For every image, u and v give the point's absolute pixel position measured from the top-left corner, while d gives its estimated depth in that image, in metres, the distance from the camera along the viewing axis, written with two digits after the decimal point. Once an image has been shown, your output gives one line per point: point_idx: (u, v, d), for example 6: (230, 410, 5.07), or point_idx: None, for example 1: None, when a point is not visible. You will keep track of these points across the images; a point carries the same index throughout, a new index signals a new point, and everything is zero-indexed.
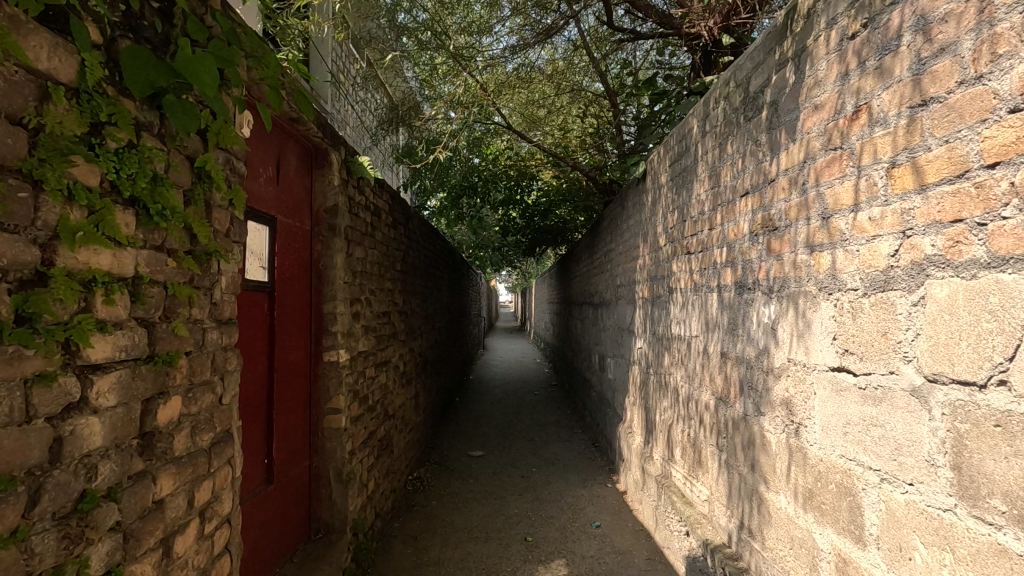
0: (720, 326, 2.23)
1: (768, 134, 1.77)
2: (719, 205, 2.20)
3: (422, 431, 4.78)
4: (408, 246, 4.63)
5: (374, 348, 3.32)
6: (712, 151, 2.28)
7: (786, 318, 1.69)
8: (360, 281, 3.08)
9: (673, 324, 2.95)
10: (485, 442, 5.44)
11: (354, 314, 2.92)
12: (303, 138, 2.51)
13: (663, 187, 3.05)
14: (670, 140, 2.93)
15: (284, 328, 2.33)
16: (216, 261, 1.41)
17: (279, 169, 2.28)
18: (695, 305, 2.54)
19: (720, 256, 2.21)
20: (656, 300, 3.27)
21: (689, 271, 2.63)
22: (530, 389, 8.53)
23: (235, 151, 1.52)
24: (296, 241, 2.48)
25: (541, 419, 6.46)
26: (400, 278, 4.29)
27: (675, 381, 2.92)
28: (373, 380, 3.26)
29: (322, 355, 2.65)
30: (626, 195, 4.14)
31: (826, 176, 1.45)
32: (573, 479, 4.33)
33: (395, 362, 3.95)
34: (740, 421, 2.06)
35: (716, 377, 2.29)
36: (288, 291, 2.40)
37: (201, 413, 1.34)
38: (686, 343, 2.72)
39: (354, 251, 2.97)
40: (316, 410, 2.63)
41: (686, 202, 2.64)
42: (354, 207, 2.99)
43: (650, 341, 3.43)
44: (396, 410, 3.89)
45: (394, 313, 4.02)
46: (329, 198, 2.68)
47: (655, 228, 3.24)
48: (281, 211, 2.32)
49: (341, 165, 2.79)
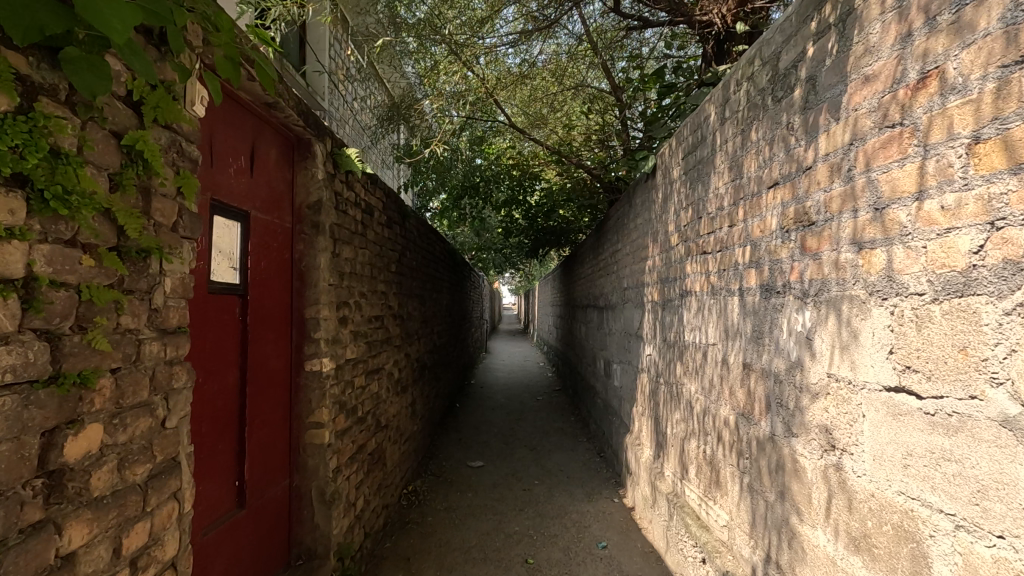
0: (742, 335, 2.01)
1: (802, 114, 1.55)
2: (741, 199, 1.98)
3: (419, 440, 4.56)
4: (404, 247, 4.41)
5: (364, 356, 3.10)
6: (733, 140, 2.05)
7: (825, 327, 1.47)
8: (348, 283, 2.87)
9: (685, 331, 2.72)
10: (485, 451, 5.21)
11: (342, 319, 2.70)
12: (283, 126, 2.30)
13: (675, 182, 2.82)
14: (683, 130, 2.71)
15: (258, 336, 2.12)
16: (157, 260, 1.19)
17: (252, 160, 2.07)
18: (713, 310, 2.32)
19: (742, 256, 1.98)
20: (666, 305, 3.05)
21: (705, 272, 2.40)
22: (533, 395, 8.29)
23: (185, 132, 1.31)
24: (274, 240, 2.26)
25: (544, 426, 6.23)
26: (395, 280, 4.07)
27: (688, 393, 2.70)
28: (363, 389, 3.04)
29: (303, 364, 2.43)
30: (634, 193, 3.92)
31: (880, 160, 1.22)
32: (577, 492, 4.10)
33: (389, 370, 3.73)
34: (766, 441, 1.84)
35: (737, 390, 2.07)
36: (264, 294, 2.18)
37: (133, 442, 1.12)
38: (701, 351, 2.49)
39: (341, 250, 2.76)
40: (297, 424, 2.41)
41: (702, 197, 2.41)
42: (341, 204, 2.78)
43: (660, 348, 3.20)
44: (390, 420, 3.67)
45: (388, 318, 3.80)
46: (312, 193, 2.46)
47: (666, 227, 3.01)
48: (255, 206, 2.11)
49: (326, 157, 2.58)
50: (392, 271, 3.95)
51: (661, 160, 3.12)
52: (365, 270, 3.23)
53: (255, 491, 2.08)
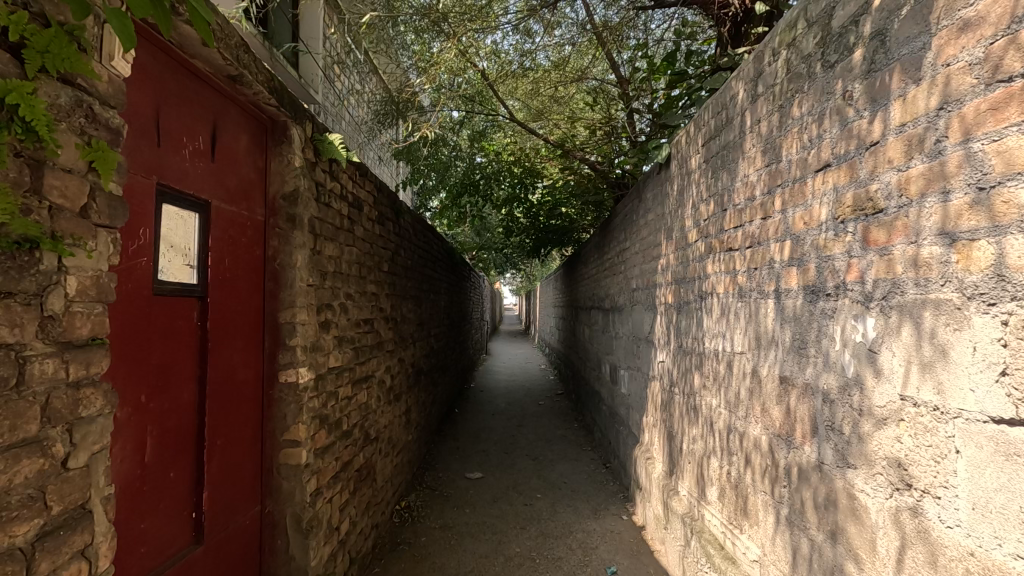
0: (780, 344, 1.74)
1: (866, 79, 1.28)
2: (778, 186, 1.71)
3: (413, 451, 4.30)
4: (397, 245, 4.14)
5: (351, 364, 2.83)
6: (767, 119, 1.79)
7: (897, 338, 1.20)
8: (331, 284, 2.60)
9: (705, 337, 2.45)
10: (484, 461, 4.94)
11: (323, 323, 2.43)
12: (253, 106, 2.03)
13: (694, 172, 2.55)
14: (703, 114, 2.44)
15: (221, 344, 1.85)
16: (51, 254, 0.92)
17: (213, 141, 1.80)
18: (741, 315, 2.05)
19: (780, 253, 1.71)
20: (682, 308, 2.77)
21: (730, 272, 2.14)
22: (535, 399, 8.01)
23: (100, 93, 1.05)
24: (242, 234, 1.99)
25: (546, 434, 5.96)
26: (387, 281, 3.80)
27: (709, 407, 2.42)
28: (349, 401, 2.78)
29: (277, 374, 2.16)
30: (644, 187, 3.64)
31: (987, 125, 0.95)
32: (583, 508, 3.82)
33: (380, 376, 3.47)
34: (811, 470, 1.57)
35: (772, 408, 1.80)
36: (229, 296, 1.91)
37: (11, 494, 0.85)
38: (725, 360, 2.22)
39: (322, 247, 2.49)
40: (270, 442, 2.14)
41: (727, 187, 2.14)
42: (323, 196, 2.51)
43: (674, 355, 2.93)
44: (380, 431, 3.40)
45: (379, 322, 3.53)
46: (288, 182, 2.19)
47: (682, 222, 2.75)
48: (218, 194, 1.84)
49: (306, 143, 2.31)
50: (383, 269, 3.67)
51: (676, 149, 2.85)
52: (352, 270, 2.96)
53: (218, 522, 1.81)
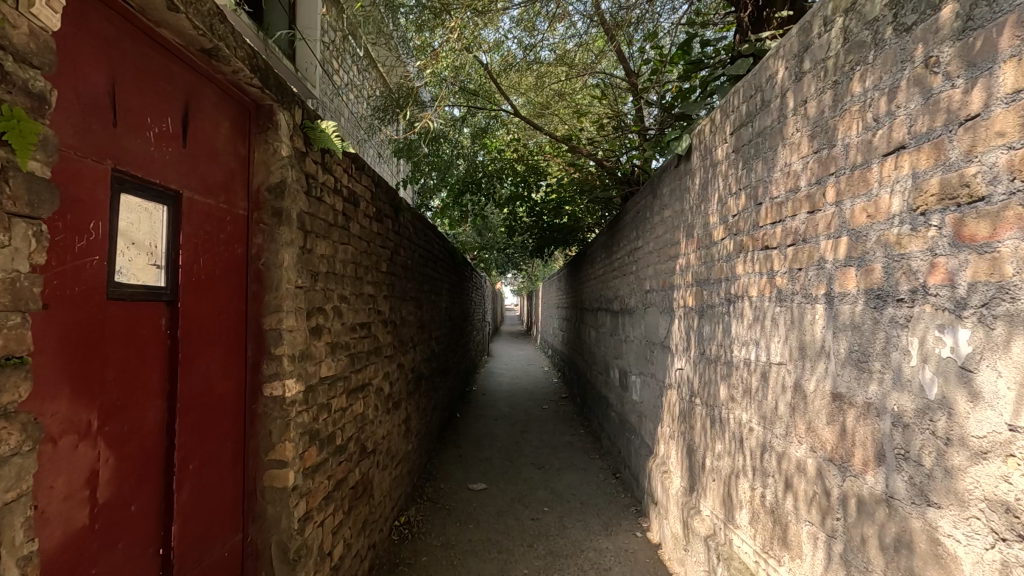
0: (832, 356, 1.51)
1: (962, 38, 1.05)
2: (832, 175, 1.49)
3: (413, 461, 4.08)
4: (396, 244, 3.92)
5: (345, 372, 2.62)
6: (816, 98, 1.56)
7: (1006, 355, 0.98)
8: (323, 286, 2.38)
9: (734, 344, 2.23)
10: (487, 471, 4.72)
11: (313, 329, 2.21)
12: (233, 86, 1.81)
13: (720, 163, 2.33)
14: (732, 99, 2.22)
15: (195, 354, 1.63)
16: None
17: (185, 124, 1.58)
18: (780, 322, 1.83)
19: (833, 251, 1.49)
20: (706, 312, 2.55)
21: (766, 273, 1.91)
22: (538, 403, 7.77)
23: (13, 48, 0.88)
24: (221, 230, 1.78)
25: (551, 441, 5.74)
26: (386, 282, 3.58)
27: (737, 421, 2.20)
28: (343, 412, 2.56)
29: (261, 386, 1.94)
30: (659, 182, 3.42)
31: None
32: (593, 524, 3.60)
33: (378, 384, 3.25)
34: (875, 503, 1.35)
35: (820, 428, 1.58)
36: (206, 300, 1.69)
37: None
38: (759, 371, 2.00)
39: (313, 246, 2.27)
40: (253, 463, 1.92)
41: (763, 178, 1.92)
42: (313, 190, 2.29)
43: (695, 363, 2.71)
44: (378, 443, 3.19)
45: (377, 326, 3.31)
46: (274, 173, 1.97)
47: (705, 219, 2.52)
48: (192, 185, 1.62)
49: (294, 131, 2.09)
50: (381, 270, 3.46)
51: (699, 140, 2.62)
52: (347, 271, 2.74)
53: (190, 558, 1.59)
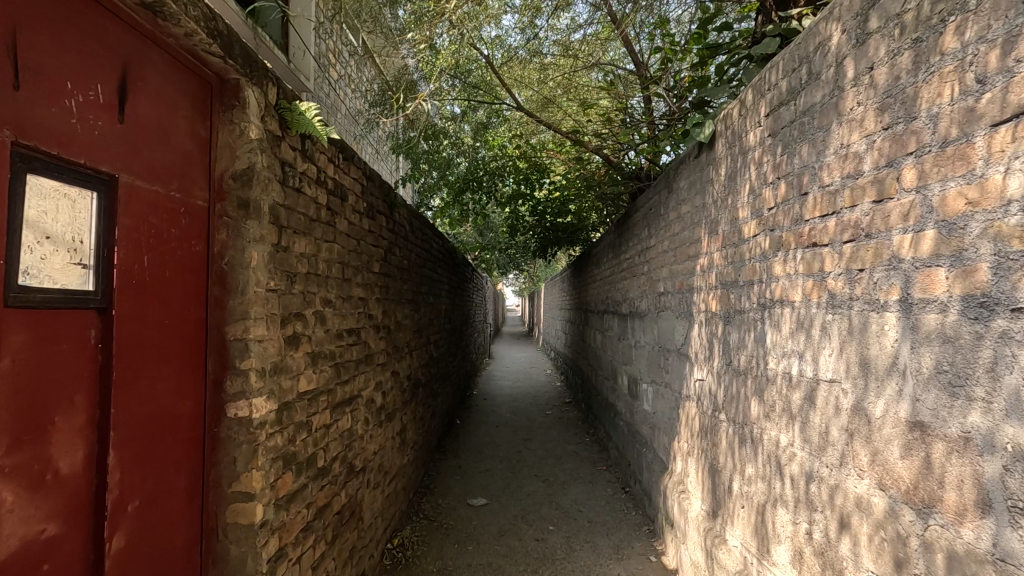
0: (910, 376, 1.24)
1: None
2: (910, 155, 1.22)
3: (408, 475, 3.82)
4: (390, 244, 3.64)
5: (328, 385, 2.34)
6: (887, 63, 1.29)
7: None
8: (301, 289, 2.10)
9: (769, 355, 1.96)
10: (488, 484, 4.45)
11: (288, 338, 1.94)
12: (190, 55, 1.53)
13: (753, 150, 2.05)
14: (769, 76, 1.94)
15: (138, 372, 1.36)
16: None
17: (122, 94, 1.31)
18: (831, 331, 1.55)
19: (912, 249, 1.22)
20: (733, 318, 2.28)
21: (814, 275, 1.64)
22: (541, 408, 7.50)
23: None
24: (175, 223, 1.50)
25: (556, 450, 5.46)
26: (379, 283, 3.32)
27: (774, 444, 1.93)
28: (325, 430, 2.29)
29: (224, 407, 1.66)
30: (675, 176, 3.15)
31: None
32: (602, 546, 3.32)
33: (369, 396, 2.98)
34: (974, 564, 1.07)
35: (891, 463, 1.30)
36: (154, 307, 1.42)
37: None
38: (803, 388, 1.73)
39: (289, 243, 2.00)
40: (215, 496, 1.65)
41: (810, 163, 1.65)
42: (290, 180, 2.02)
43: (720, 374, 2.44)
44: (369, 460, 2.92)
45: (368, 332, 3.04)
46: (240, 158, 1.70)
47: (733, 213, 2.25)
48: (133, 169, 1.35)
49: (266, 111, 1.82)
50: (373, 271, 3.18)
51: (725, 126, 2.35)
52: (332, 272, 2.47)
53: None
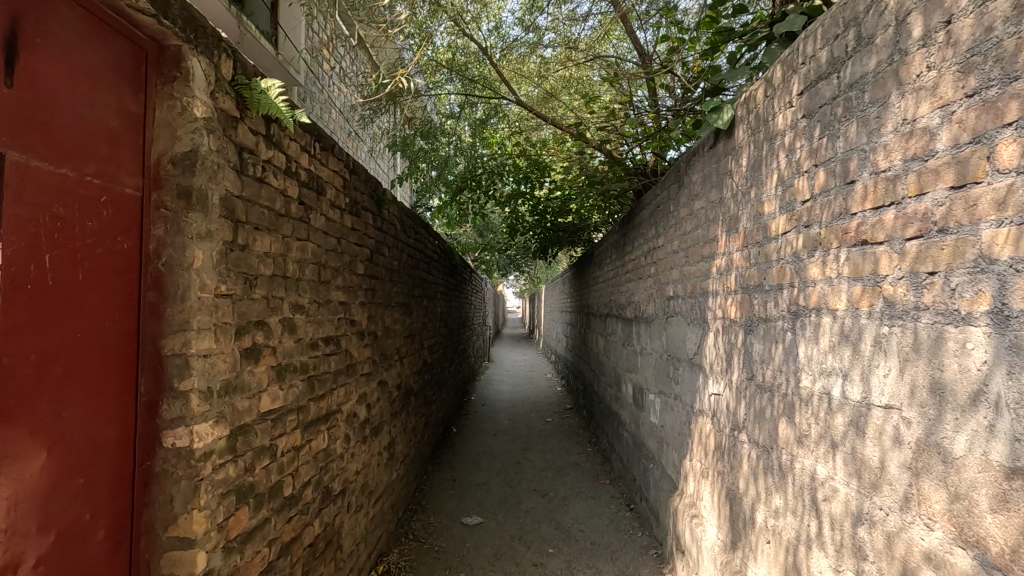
0: (1008, 409, 0.97)
1: None
2: (1009, 126, 0.95)
3: (396, 492, 3.55)
4: (377, 243, 3.38)
5: (298, 402, 2.08)
6: (975, 12, 1.03)
7: None
8: (265, 294, 1.84)
9: (802, 371, 1.69)
10: (483, 499, 4.18)
11: (245, 351, 1.67)
12: (113, 12, 1.27)
13: (783, 135, 1.79)
14: (803, 48, 1.68)
15: (35, 401, 1.09)
16: None
17: (12, 52, 1.05)
18: (887, 347, 1.29)
19: (1011, 247, 0.95)
20: (757, 327, 2.01)
21: (862, 280, 1.38)
22: (541, 415, 7.24)
23: None
24: (93, 215, 1.24)
25: (556, 461, 5.19)
26: (365, 286, 3.07)
27: (809, 475, 1.67)
28: (295, 454, 2.02)
29: (160, 436, 1.39)
30: (686, 170, 2.88)
31: None
32: (606, 572, 3.06)
33: (350, 410, 2.72)
34: None
35: (980, 516, 1.04)
36: (61, 319, 1.15)
37: None
38: (847, 412, 1.47)
39: (248, 241, 1.73)
40: (147, 543, 1.38)
41: (858, 146, 1.39)
42: (251, 168, 1.75)
43: (741, 390, 2.18)
44: (350, 482, 2.65)
45: (351, 340, 2.78)
46: (181, 139, 1.43)
47: (757, 207, 1.99)
48: (30, 147, 1.09)
49: (217, 85, 1.55)
50: (357, 273, 2.92)
51: (747, 110, 2.08)
52: (305, 275, 2.21)
53: None
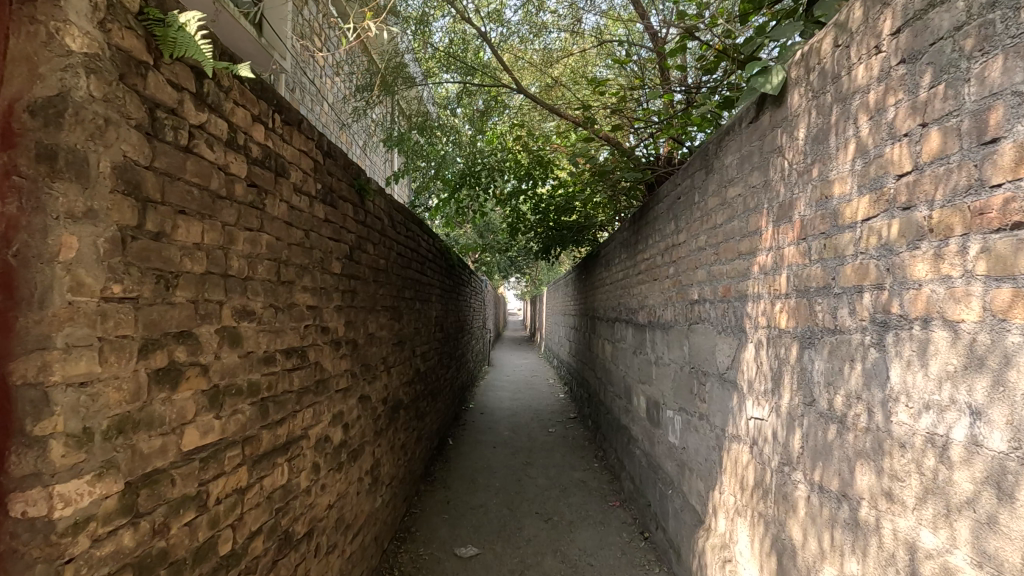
0: None
1: None
2: None
3: (380, 522, 3.13)
4: (358, 239, 2.96)
5: (245, 432, 1.66)
6: None
7: None
8: (193, 296, 1.42)
9: (896, 400, 1.28)
10: (480, 525, 3.77)
11: (155, 375, 1.25)
12: None
13: (864, 92, 1.38)
14: None
15: None
16: None
17: None
18: None
19: None
20: (821, 340, 1.60)
21: (1015, 281, 0.96)
22: (543, 425, 6.82)
23: None
24: None
25: (560, 478, 4.78)
26: (343, 288, 2.67)
27: (906, 542, 1.25)
28: (239, 499, 1.61)
29: (6, 500, 0.96)
30: (717, 153, 2.46)
31: None
32: None
33: (321, 433, 2.31)
34: None
35: None
36: None
37: None
38: (976, 466, 1.06)
39: (166, 227, 1.32)
40: None
41: (1006, 89, 0.98)
42: (171, 132, 1.34)
43: (795, 417, 1.77)
44: (319, 520, 2.24)
45: (323, 351, 2.37)
46: (44, 81, 1.03)
47: (822, 188, 1.57)
48: None
49: (110, 14, 1.15)
50: (331, 272, 2.51)
51: (806, 68, 1.66)
52: (257, 274, 1.79)
53: None
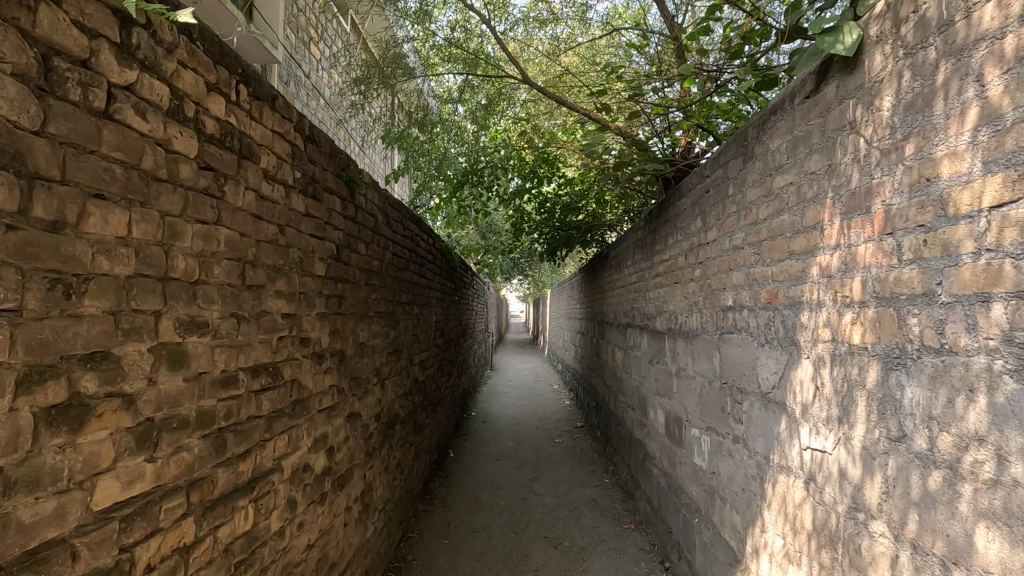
0: None
1: None
2: None
3: (371, 554, 2.80)
4: (347, 237, 2.63)
5: (192, 474, 1.33)
6: None
7: None
8: (114, 306, 1.10)
9: None
10: (483, 552, 3.42)
11: (44, 415, 0.92)
12: None
13: (994, 40, 1.05)
14: None
15: None
16: None
17: None
18: None
19: None
20: (917, 361, 1.27)
21: None
22: (549, 435, 6.49)
23: None
24: None
25: (569, 496, 4.44)
26: (327, 292, 2.34)
27: None
28: (182, 560, 1.28)
29: None
30: (758, 138, 2.14)
31: None
32: None
33: (300, 462, 1.98)
34: None
35: None
36: None
37: None
38: None
39: (70, 215, 1.00)
40: None
41: None
42: (77, 89, 1.02)
43: (874, 455, 1.43)
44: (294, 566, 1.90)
45: (302, 366, 2.04)
46: None
47: (919, 169, 1.24)
48: None
49: None
50: (313, 275, 2.17)
51: (895, 20, 1.33)
52: (213, 277, 1.46)
53: None
